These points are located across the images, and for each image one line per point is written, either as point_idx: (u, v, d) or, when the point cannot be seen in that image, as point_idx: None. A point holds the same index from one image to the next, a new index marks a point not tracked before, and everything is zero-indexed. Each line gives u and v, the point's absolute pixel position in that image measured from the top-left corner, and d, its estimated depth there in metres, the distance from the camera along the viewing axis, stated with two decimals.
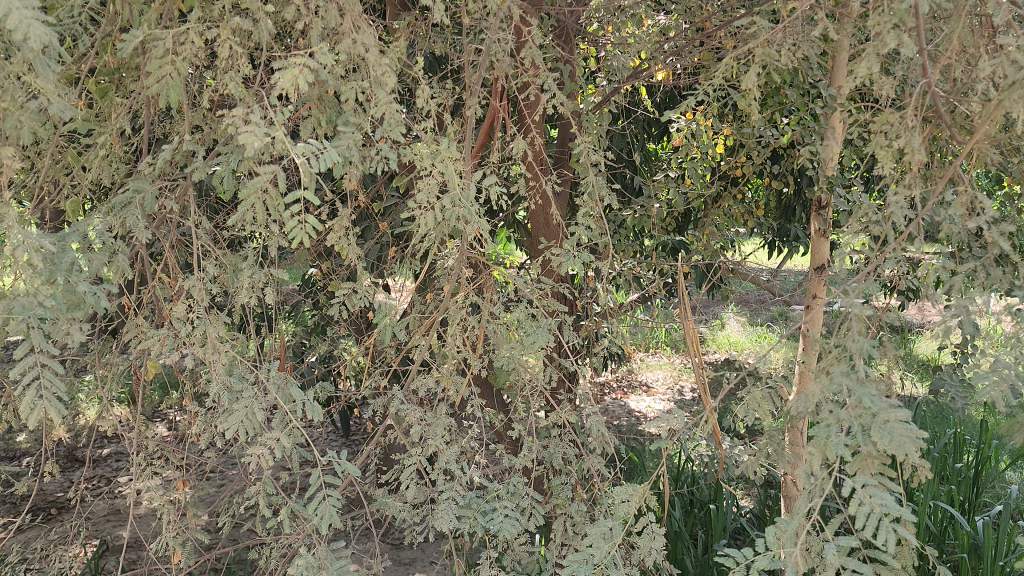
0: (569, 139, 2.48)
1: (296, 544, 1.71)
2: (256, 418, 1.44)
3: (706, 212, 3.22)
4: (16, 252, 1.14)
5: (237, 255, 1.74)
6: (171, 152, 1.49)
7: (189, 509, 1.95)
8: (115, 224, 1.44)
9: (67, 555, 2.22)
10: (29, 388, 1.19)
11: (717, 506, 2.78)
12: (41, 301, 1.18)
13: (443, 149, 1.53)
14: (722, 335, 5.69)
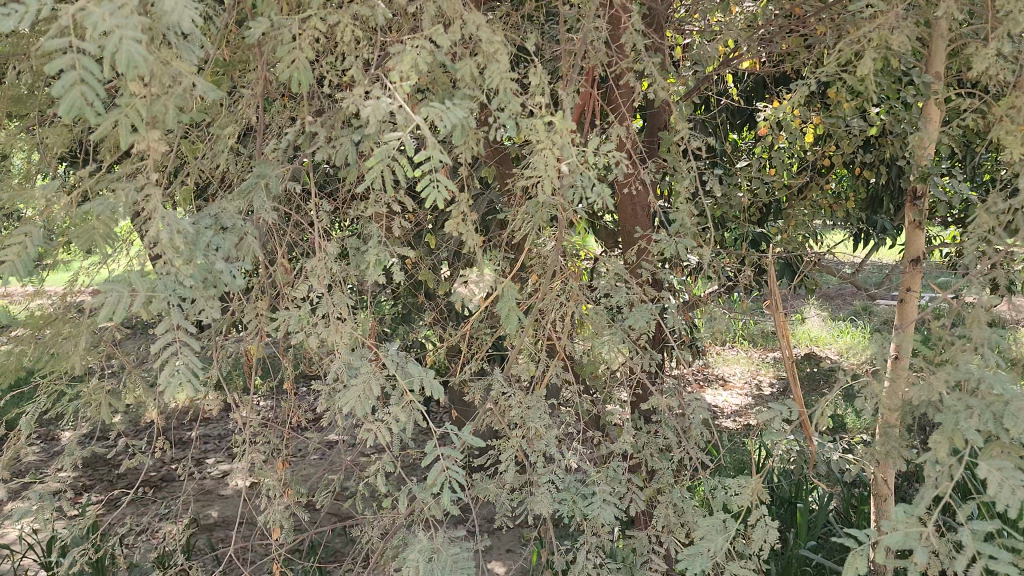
0: (659, 128, 2.47)
1: (401, 522, 1.74)
2: (374, 395, 1.46)
3: (792, 202, 3.18)
4: (158, 236, 1.17)
5: (350, 239, 1.79)
6: (294, 136, 1.55)
7: (293, 486, 2.02)
8: (242, 204, 1.49)
9: (177, 528, 2.32)
10: (167, 361, 1.21)
11: (801, 505, 2.73)
12: (182, 279, 1.21)
13: (549, 132, 1.55)
14: (802, 329, 5.57)
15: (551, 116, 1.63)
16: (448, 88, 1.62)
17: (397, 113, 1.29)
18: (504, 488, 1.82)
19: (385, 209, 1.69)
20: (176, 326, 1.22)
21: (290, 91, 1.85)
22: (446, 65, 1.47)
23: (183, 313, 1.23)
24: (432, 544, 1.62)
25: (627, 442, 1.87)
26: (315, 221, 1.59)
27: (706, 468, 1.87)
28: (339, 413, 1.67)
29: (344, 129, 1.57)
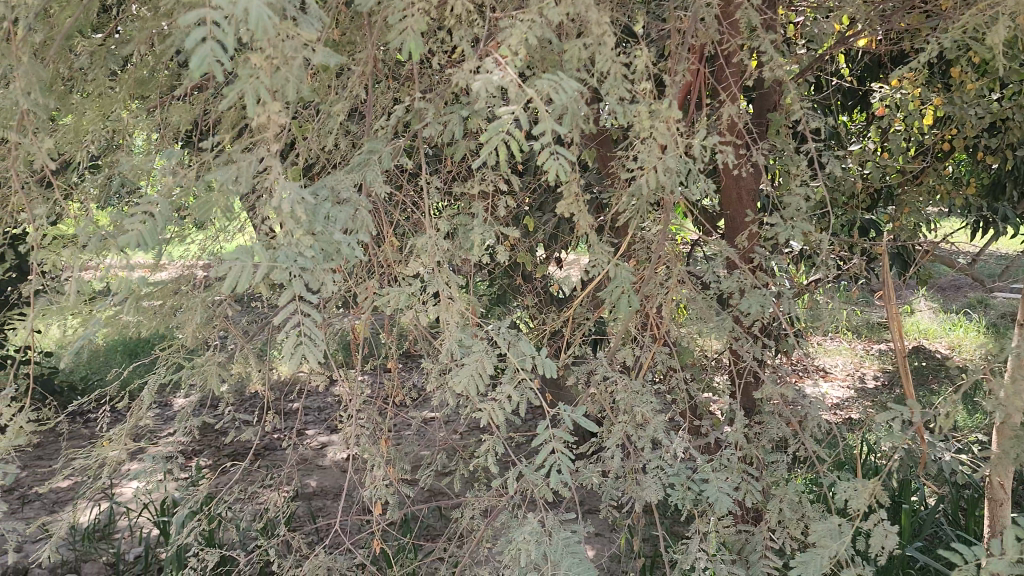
0: (768, 109, 2.39)
1: (503, 503, 1.75)
2: (486, 373, 1.48)
3: (906, 188, 3.04)
4: (282, 205, 1.18)
5: (458, 219, 1.80)
6: (405, 112, 1.57)
7: (397, 462, 2.06)
8: (354, 181, 1.51)
9: (283, 498, 2.40)
10: (290, 335, 1.27)
11: (914, 504, 2.62)
12: (303, 252, 1.21)
13: (661, 109, 1.51)
14: (910, 321, 5.34)
15: (662, 95, 1.60)
16: (556, 66, 1.61)
17: (510, 89, 1.29)
18: (608, 474, 1.81)
19: (493, 189, 1.69)
20: (299, 301, 1.25)
21: (397, 71, 1.87)
22: (556, 40, 1.46)
23: (303, 283, 1.23)
24: (538, 527, 1.63)
25: (734, 431, 1.84)
26: (425, 198, 1.60)
27: (818, 461, 1.82)
28: (446, 392, 1.69)
29: (455, 106, 1.58)
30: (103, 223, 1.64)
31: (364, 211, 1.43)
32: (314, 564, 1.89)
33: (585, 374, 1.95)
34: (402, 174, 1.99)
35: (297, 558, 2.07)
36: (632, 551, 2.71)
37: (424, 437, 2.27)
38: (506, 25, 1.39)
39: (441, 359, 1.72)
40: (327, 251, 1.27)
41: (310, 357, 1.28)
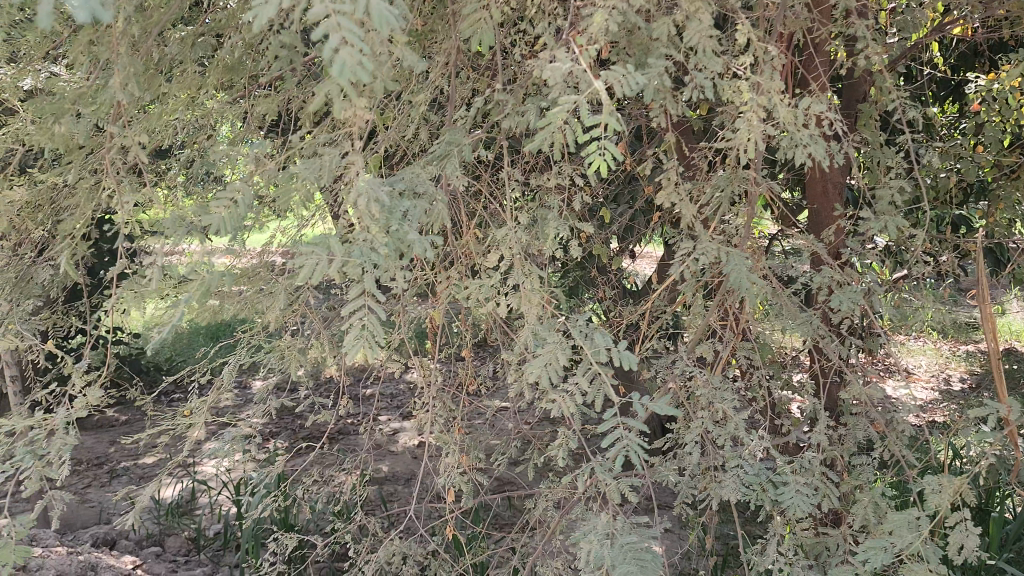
0: (857, 101, 2.32)
1: (576, 497, 1.75)
2: (560, 365, 1.45)
3: (1003, 183, 2.90)
4: (358, 203, 1.19)
5: (538, 212, 1.80)
6: (485, 103, 1.58)
7: (470, 452, 2.08)
8: (434, 171, 1.52)
9: (357, 482, 2.45)
10: (354, 325, 1.25)
11: (1006, 513, 2.51)
12: (377, 248, 1.23)
13: (748, 98, 1.47)
14: (1001, 323, 5.10)
15: (748, 84, 1.56)
16: (641, 54, 1.59)
17: (591, 80, 1.28)
18: (684, 471, 1.78)
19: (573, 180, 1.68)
20: (367, 294, 1.26)
21: (478, 62, 1.88)
22: (640, 28, 1.44)
23: (375, 279, 1.25)
24: (613, 524, 1.61)
25: (813, 433, 1.79)
26: (503, 190, 1.60)
27: (906, 465, 1.76)
28: (521, 384, 1.70)
29: (534, 97, 1.58)
30: (188, 213, 1.69)
31: (442, 203, 1.44)
32: (387, 549, 1.93)
33: (662, 370, 1.93)
34: (481, 165, 2.00)
35: (370, 541, 2.11)
36: (704, 550, 2.68)
37: (496, 429, 2.29)
38: (587, 14, 1.38)
39: (516, 352, 1.72)
40: (400, 248, 1.28)
41: (372, 350, 1.24)
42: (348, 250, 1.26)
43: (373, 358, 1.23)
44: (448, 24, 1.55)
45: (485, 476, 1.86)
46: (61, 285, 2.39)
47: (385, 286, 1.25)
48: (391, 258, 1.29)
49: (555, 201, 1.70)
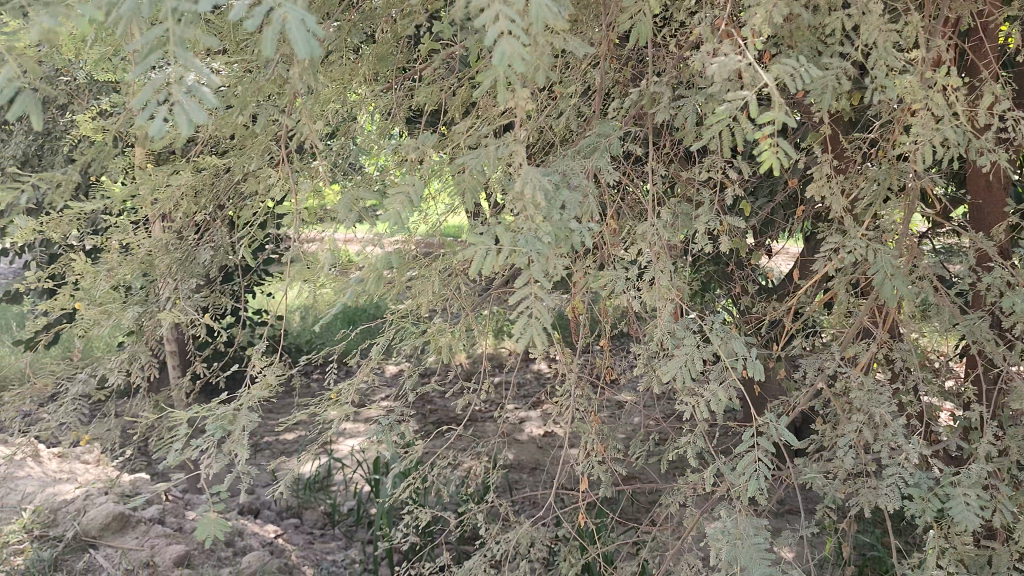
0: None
1: (716, 495, 1.73)
2: (694, 368, 1.53)
3: None
4: (522, 192, 1.24)
5: (687, 207, 1.79)
6: (639, 96, 1.59)
7: (605, 445, 2.09)
8: (588, 164, 1.54)
9: (488, 466, 2.52)
10: (521, 314, 1.29)
11: None
12: (541, 236, 1.26)
13: (923, 87, 1.42)
14: None
15: (919, 74, 1.50)
16: (805, 43, 1.57)
17: (753, 74, 1.28)
18: (830, 477, 1.73)
19: (724, 174, 1.66)
20: (533, 283, 1.29)
21: (628, 55, 1.89)
22: (808, 17, 1.44)
23: (540, 268, 1.28)
24: (759, 527, 1.58)
25: (975, 445, 1.70)
26: (653, 182, 1.61)
27: None
28: (666, 379, 1.69)
29: (692, 88, 1.58)
30: (350, 202, 1.79)
31: (592, 195, 1.47)
32: (520, 533, 1.98)
33: (809, 371, 1.88)
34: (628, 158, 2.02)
35: (502, 523, 2.16)
36: (839, 559, 2.60)
37: (630, 422, 2.30)
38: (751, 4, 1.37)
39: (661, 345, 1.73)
40: (562, 238, 1.32)
41: (538, 337, 1.26)
42: (513, 241, 1.30)
43: (539, 344, 1.25)
44: (603, 16, 1.58)
45: (621, 467, 1.88)
46: (224, 266, 2.58)
47: (549, 278, 1.27)
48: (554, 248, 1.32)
49: (706, 195, 1.68)
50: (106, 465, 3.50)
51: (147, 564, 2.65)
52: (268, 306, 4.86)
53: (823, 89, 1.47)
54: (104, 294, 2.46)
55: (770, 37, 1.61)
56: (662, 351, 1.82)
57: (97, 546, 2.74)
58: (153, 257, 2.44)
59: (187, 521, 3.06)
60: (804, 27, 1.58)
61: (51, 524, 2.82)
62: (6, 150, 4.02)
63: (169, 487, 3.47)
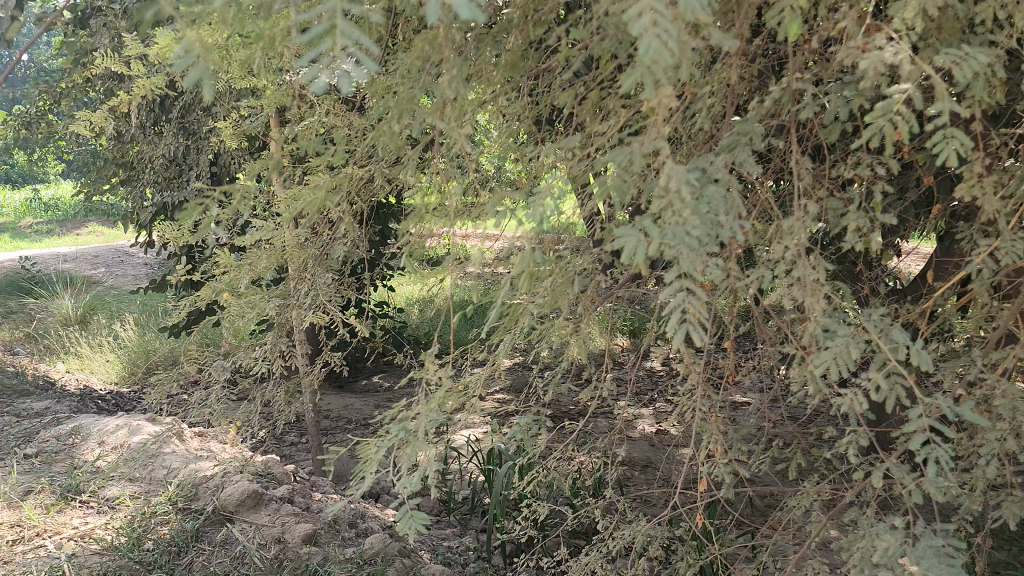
0: None
1: (850, 502, 1.69)
2: (850, 357, 1.44)
3: None
4: (668, 185, 1.19)
5: (827, 205, 1.77)
6: (777, 92, 1.58)
7: (728, 447, 2.07)
8: (726, 162, 1.53)
9: (605, 464, 2.54)
10: (673, 313, 1.26)
11: None
12: (690, 230, 1.21)
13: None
14: None
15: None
16: (955, 34, 1.52)
17: (904, 65, 1.26)
18: (973, 483, 1.68)
19: (868, 170, 1.64)
20: (683, 278, 1.26)
21: (763, 51, 1.87)
22: (962, 7, 1.40)
23: (693, 263, 1.22)
24: (900, 534, 1.54)
25: None
26: (791, 179, 1.59)
27: None
28: (801, 380, 1.67)
29: (833, 84, 1.56)
30: (489, 204, 1.86)
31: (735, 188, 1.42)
32: (637, 530, 2.00)
33: (950, 375, 1.82)
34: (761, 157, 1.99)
35: (622, 518, 2.18)
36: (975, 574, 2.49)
37: (750, 425, 2.29)
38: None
39: (796, 346, 1.71)
40: (712, 232, 1.27)
41: (691, 334, 1.24)
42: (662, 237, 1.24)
43: (694, 341, 1.22)
44: (739, 14, 1.57)
45: (746, 468, 1.87)
46: (352, 261, 2.70)
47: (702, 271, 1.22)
48: (706, 244, 1.26)
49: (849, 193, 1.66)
50: (241, 446, 3.73)
51: (278, 539, 2.80)
52: (389, 299, 5.04)
53: (979, 82, 1.42)
54: (247, 286, 2.62)
55: (919, 30, 1.56)
56: (796, 352, 1.79)
57: (234, 521, 2.92)
58: (291, 252, 2.59)
59: (314, 502, 3.22)
60: (957, 18, 1.53)
61: (193, 498, 3.02)
62: (155, 150, 4.34)
63: (298, 469, 3.67)
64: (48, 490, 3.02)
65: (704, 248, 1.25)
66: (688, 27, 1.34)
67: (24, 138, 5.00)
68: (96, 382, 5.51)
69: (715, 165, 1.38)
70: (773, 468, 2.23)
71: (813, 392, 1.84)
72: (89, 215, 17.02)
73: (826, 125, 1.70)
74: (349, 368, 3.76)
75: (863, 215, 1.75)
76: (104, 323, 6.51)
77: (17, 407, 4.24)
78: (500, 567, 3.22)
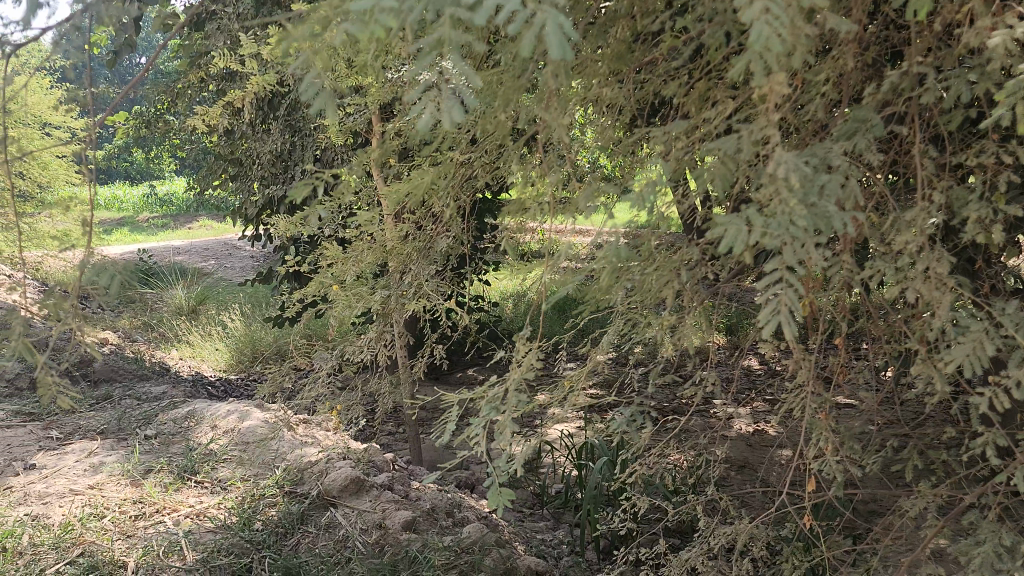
0: None
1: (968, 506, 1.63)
2: (987, 352, 1.46)
3: None
4: (777, 173, 1.17)
5: (947, 197, 1.70)
6: (895, 81, 1.53)
7: (838, 446, 2.02)
8: (842, 152, 1.49)
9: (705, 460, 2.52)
10: (767, 302, 1.23)
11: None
12: (795, 220, 1.18)
13: None
14: None
15: None
16: None
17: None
18: None
19: (992, 161, 1.57)
20: (782, 267, 1.23)
21: (877, 40, 1.81)
22: None
23: (794, 253, 1.20)
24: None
25: None
26: (909, 169, 1.54)
27: None
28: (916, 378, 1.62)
29: (955, 71, 1.51)
30: (594, 196, 1.86)
31: (854, 177, 1.38)
32: (739, 529, 1.97)
33: None
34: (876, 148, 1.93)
35: (722, 515, 2.16)
36: None
37: (859, 426, 2.22)
38: None
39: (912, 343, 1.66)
40: (818, 224, 1.23)
41: (783, 325, 1.21)
42: (768, 226, 1.22)
43: (783, 332, 1.20)
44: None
45: (856, 468, 1.83)
46: (455, 254, 2.75)
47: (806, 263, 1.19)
48: (810, 235, 1.24)
49: (972, 183, 1.60)
50: (343, 433, 3.85)
51: (379, 525, 2.87)
52: (485, 293, 5.10)
53: None
54: (353, 277, 2.71)
55: None
56: (910, 350, 1.74)
57: (336, 506, 3.01)
58: (395, 245, 2.66)
59: (412, 490, 3.29)
60: None
61: (298, 482, 3.14)
62: (264, 146, 4.50)
63: (396, 458, 3.76)
64: (166, 469, 3.20)
65: (806, 239, 1.22)
66: (803, 14, 1.31)
67: (143, 137, 5.28)
68: (207, 369, 5.78)
69: (834, 155, 1.35)
70: (882, 471, 2.16)
71: (928, 392, 1.78)
72: (200, 210, 17.84)
73: (945, 114, 1.63)
74: (447, 361, 3.83)
75: (987, 208, 1.68)
76: (213, 313, 6.81)
77: (137, 391, 4.50)
78: (594, 563, 3.22)
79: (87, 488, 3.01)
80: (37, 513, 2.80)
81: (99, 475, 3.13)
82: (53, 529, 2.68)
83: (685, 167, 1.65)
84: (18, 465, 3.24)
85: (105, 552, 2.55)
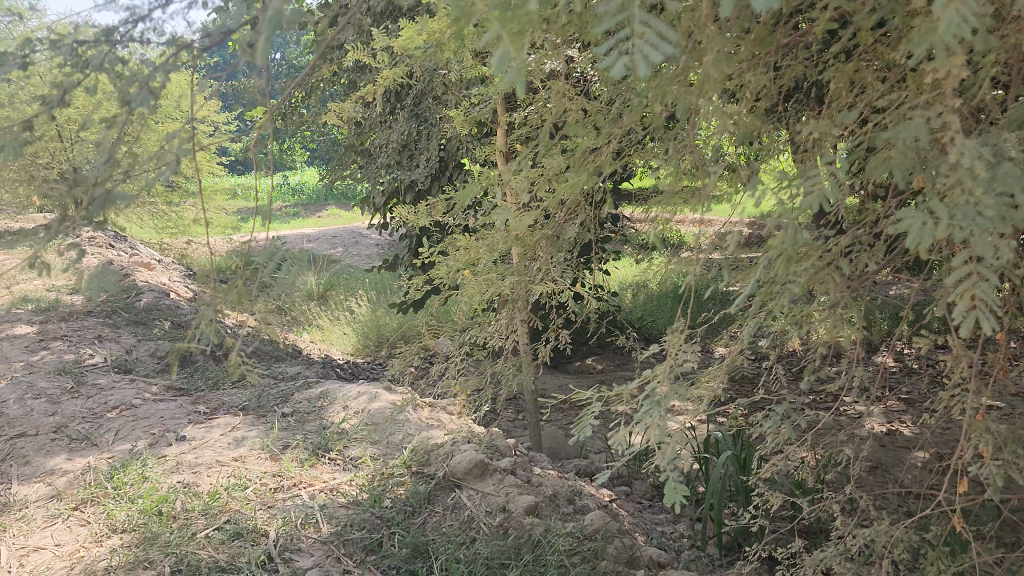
0: None
1: None
2: None
3: None
4: (958, 162, 1.12)
5: None
6: None
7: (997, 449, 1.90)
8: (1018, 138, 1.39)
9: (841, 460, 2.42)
10: (964, 298, 1.18)
11: None
12: (983, 210, 1.13)
13: None
14: None
15: None
16: None
17: None
18: None
19: None
20: (975, 263, 1.18)
21: None
22: None
23: (986, 245, 1.14)
24: None
25: None
26: None
27: None
28: None
29: None
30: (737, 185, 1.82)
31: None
32: (880, 530, 1.89)
33: None
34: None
35: (861, 516, 2.08)
36: None
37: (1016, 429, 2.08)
38: None
39: None
40: (1006, 213, 1.17)
41: (987, 323, 1.16)
42: (951, 216, 1.17)
43: (991, 332, 1.14)
44: None
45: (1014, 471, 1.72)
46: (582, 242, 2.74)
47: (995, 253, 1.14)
48: (1002, 225, 1.17)
49: None
50: (465, 417, 3.92)
51: (502, 509, 2.92)
52: (606, 282, 5.07)
53: None
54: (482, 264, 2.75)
55: None
56: None
57: (461, 487, 3.08)
58: (524, 234, 2.67)
59: (534, 476, 3.32)
60: None
61: (424, 463, 3.23)
62: (391, 134, 4.62)
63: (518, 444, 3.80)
64: (302, 446, 3.36)
65: (996, 230, 1.16)
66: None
67: (280, 128, 5.53)
68: (336, 353, 6.01)
69: (1012, 140, 1.27)
70: None
71: None
72: (328, 200, 18.52)
73: None
74: (568, 348, 3.83)
75: None
76: (341, 298, 7.09)
77: (274, 371, 4.74)
78: (716, 557, 3.16)
79: (231, 460, 3.20)
80: (188, 481, 3.00)
81: (242, 449, 3.32)
82: (202, 496, 2.87)
83: (832, 155, 1.58)
84: (171, 436, 3.48)
85: (249, 521, 2.70)
